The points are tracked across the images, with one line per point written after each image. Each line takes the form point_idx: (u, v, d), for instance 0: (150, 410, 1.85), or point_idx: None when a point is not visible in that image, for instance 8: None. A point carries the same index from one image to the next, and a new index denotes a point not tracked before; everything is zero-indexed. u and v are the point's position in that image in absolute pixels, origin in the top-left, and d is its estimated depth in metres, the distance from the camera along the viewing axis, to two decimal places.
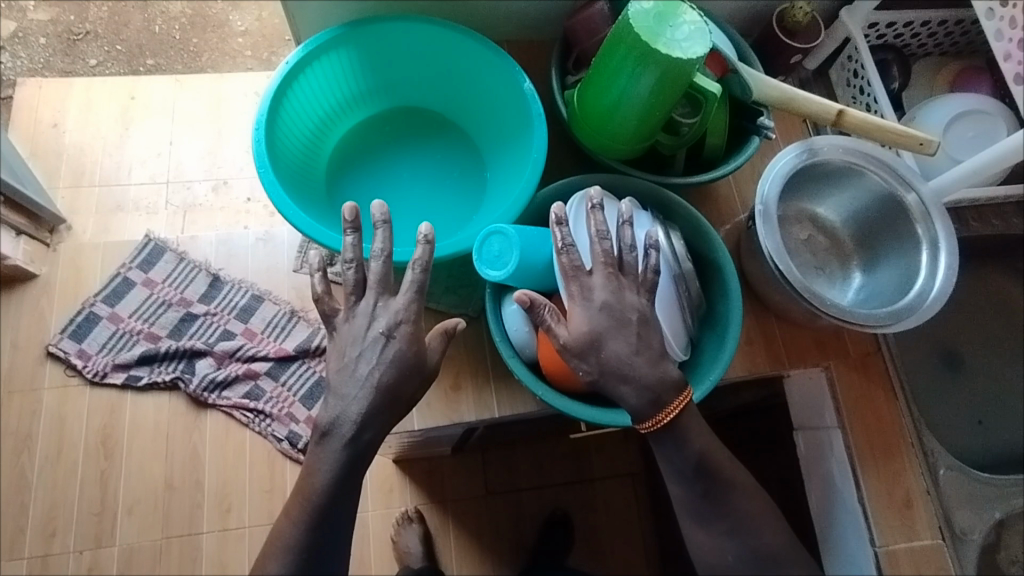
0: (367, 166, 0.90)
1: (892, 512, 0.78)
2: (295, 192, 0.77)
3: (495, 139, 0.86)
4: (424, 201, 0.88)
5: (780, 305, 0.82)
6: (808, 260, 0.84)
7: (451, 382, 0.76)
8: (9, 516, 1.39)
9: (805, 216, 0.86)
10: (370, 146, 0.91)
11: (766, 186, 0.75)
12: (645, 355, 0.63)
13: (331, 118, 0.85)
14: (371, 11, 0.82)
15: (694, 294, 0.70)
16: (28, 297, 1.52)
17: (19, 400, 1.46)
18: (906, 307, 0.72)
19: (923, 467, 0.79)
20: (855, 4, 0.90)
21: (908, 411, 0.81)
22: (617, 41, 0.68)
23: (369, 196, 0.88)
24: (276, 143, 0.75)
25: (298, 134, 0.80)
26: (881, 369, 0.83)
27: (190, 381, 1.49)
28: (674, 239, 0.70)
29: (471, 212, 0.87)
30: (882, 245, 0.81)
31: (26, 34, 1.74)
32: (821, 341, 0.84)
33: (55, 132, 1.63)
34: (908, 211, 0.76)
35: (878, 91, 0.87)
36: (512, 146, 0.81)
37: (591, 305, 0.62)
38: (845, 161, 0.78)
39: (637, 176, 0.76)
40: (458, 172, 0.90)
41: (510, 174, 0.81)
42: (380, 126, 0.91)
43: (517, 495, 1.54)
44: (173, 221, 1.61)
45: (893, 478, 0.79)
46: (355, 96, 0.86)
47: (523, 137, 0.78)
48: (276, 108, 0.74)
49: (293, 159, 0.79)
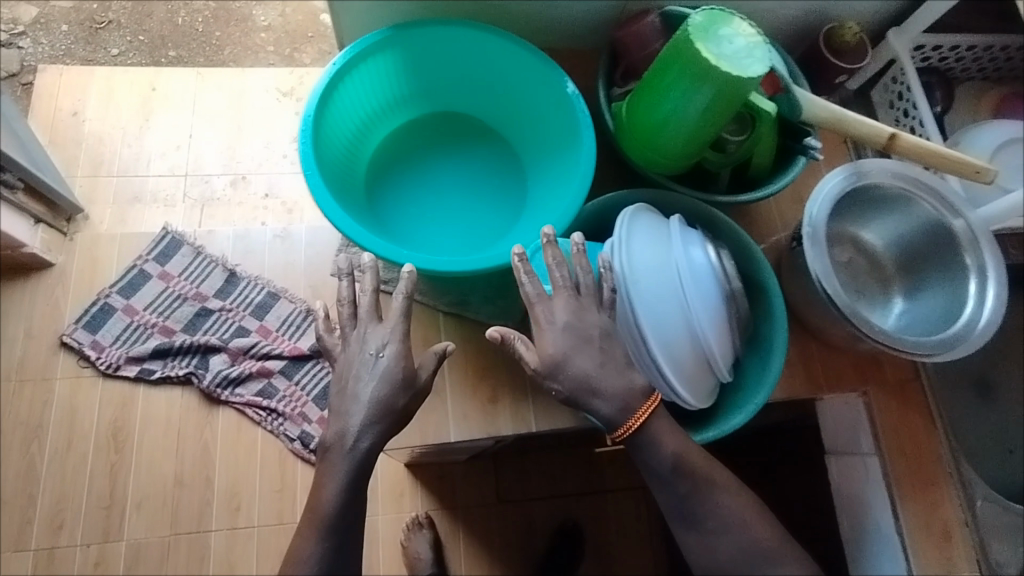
0: (407, 171, 0.89)
1: (930, 543, 0.77)
2: (338, 195, 0.75)
3: (538, 148, 0.85)
4: (464, 209, 0.87)
5: (820, 327, 0.81)
6: (848, 283, 0.83)
7: (487, 395, 0.75)
8: (16, 506, 1.38)
9: (847, 239, 0.85)
10: (409, 150, 0.89)
11: (815, 209, 0.74)
12: (612, 368, 0.62)
13: (371, 121, 0.84)
14: (415, 14, 0.81)
15: (743, 313, 0.69)
16: (43, 286, 1.51)
17: (31, 390, 1.44)
18: (954, 337, 0.71)
19: (961, 498, 0.79)
20: (904, 26, 0.89)
21: (946, 440, 0.80)
22: (673, 56, 0.67)
23: (408, 200, 0.87)
24: (320, 145, 0.74)
25: (342, 135, 0.79)
26: (920, 396, 0.82)
27: (204, 377, 1.47)
28: (724, 257, 0.69)
29: (511, 221, 0.86)
30: (926, 271, 0.80)
31: (49, 20, 1.73)
32: (858, 365, 0.82)
33: (76, 120, 1.62)
34: (957, 239, 0.75)
35: (925, 114, 0.86)
36: (557, 156, 0.80)
37: (551, 328, 0.61)
38: (894, 185, 0.77)
39: (682, 192, 0.75)
40: (499, 179, 0.89)
41: (555, 185, 0.80)
42: (420, 130, 0.90)
43: (528, 504, 1.53)
44: (191, 215, 1.60)
45: (928, 508, 0.78)
46: (397, 99, 0.85)
47: (570, 148, 0.77)
48: (321, 109, 0.73)
49: (335, 161, 0.78)
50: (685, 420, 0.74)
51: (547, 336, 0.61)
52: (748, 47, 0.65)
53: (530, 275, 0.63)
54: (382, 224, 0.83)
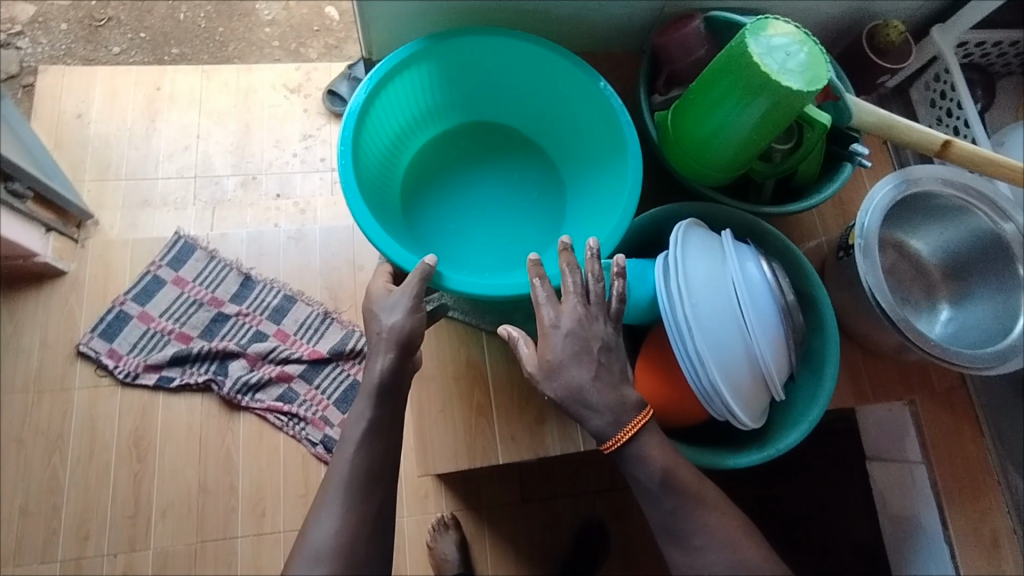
0: (442, 182, 0.88)
1: (980, 551, 0.77)
2: (378, 212, 0.74)
3: (576, 158, 0.85)
4: (501, 222, 0.87)
5: (865, 335, 0.79)
6: (895, 290, 0.82)
7: (534, 415, 0.74)
8: (41, 517, 1.37)
9: (893, 244, 0.83)
10: (444, 160, 0.88)
11: (866, 219, 0.72)
12: (604, 381, 0.61)
13: (408, 131, 0.82)
14: (448, 21, 0.79)
15: (799, 329, 0.68)
16: (56, 294, 1.49)
17: (49, 400, 1.43)
18: (1009, 348, 0.71)
19: (1010, 505, 0.78)
20: (948, 23, 0.86)
21: (993, 446, 0.80)
22: (726, 66, 0.65)
23: (444, 214, 0.87)
24: (358, 159, 0.72)
25: (378, 150, 0.77)
26: (967, 404, 0.81)
27: (223, 384, 1.45)
28: (777, 272, 0.68)
29: (548, 234, 0.85)
30: (975, 278, 0.79)
31: (47, 19, 1.68)
32: (905, 373, 0.81)
33: (80, 123, 1.59)
34: (1009, 246, 0.74)
35: (971, 113, 0.84)
36: (600, 170, 0.79)
37: (556, 333, 0.60)
38: (946, 192, 0.75)
39: (728, 204, 0.74)
40: (535, 191, 0.88)
41: (597, 200, 0.79)
42: (454, 139, 0.88)
43: (552, 502, 1.52)
44: (202, 217, 1.57)
45: (977, 516, 0.78)
46: (433, 108, 0.83)
47: (614, 163, 0.75)
48: (360, 124, 0.70)
49: (373, 175, 0.76)
50: (737, 437, 0.73)
51: (551, 346, 0.61)
52: (800, 50, 0.63)
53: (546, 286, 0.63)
54: (420, 239, 0.83)
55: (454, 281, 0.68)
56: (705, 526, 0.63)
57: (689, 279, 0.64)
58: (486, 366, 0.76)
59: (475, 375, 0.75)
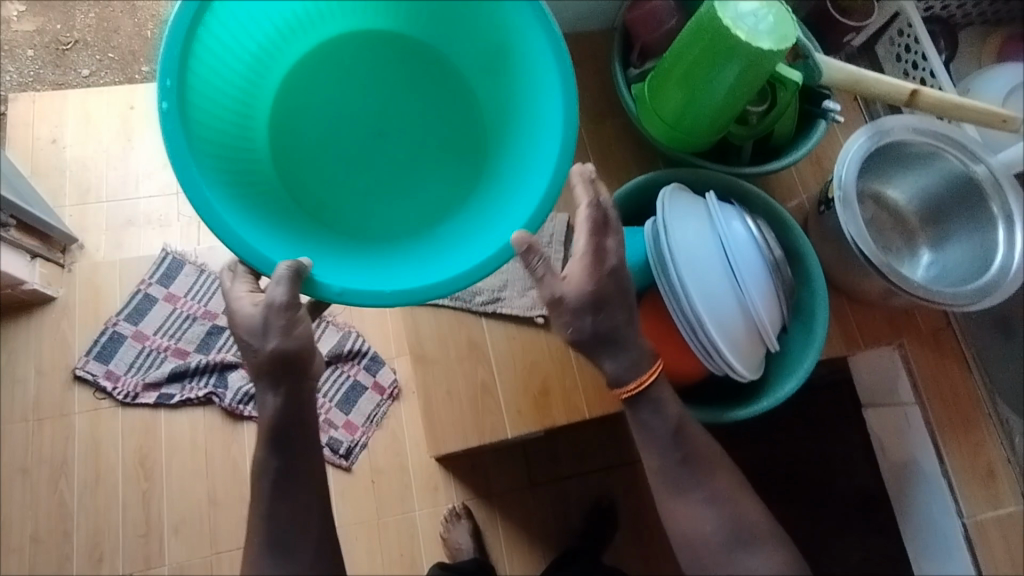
0: (316, 114, 0.84)
1: (976, 482, 0.80)
2: (226, 155, 0.68)
3: (497, 106, 0.81)
4: (381, 168, 0.87)
5: (851, 284, 0.82)
6: (876, 239, 0.85)
7: (539, 388, 0.75)
8: (53, 544, 1.37)
9: (872, 196, 0.86)
10: (324, 91, 0.84)
11: (843, 172, 0.75)
12: (610, 340, 0.63)
13: (266, 53, 0.76)
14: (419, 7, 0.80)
15: (788, 281, 0.70)
16: (47, 321, 1.48)
17: (50, 427, 1.42)
18: (988, 284, 0.73)
19: (1002, 436, 0.81)
20: None
21: (982, 381, 0.83)
22: (697, 34, 0.67)
23: (320, 153, 0.85)
24: (193, 94, 0.63)
25: (229, 60, 0.69)
26: (953, 343, 0.84)
27: (224, 396, 1.46)
28: (762, 228, 0.70)
29: (442, 192, 0.85)
30: (952, 221, 0.82)
31: (12, 46, 1.66)
32: (893, 318, 0.84)
33: (56, 148, 1.58)
34: (981, 187, 0.77)
35: (936, 64, 0.87)
36: (511, 106, 0.77)
37: (564, 288, 0.61)
38: (919, 140, 0.77)
39: (709, 168, 0.76)
40: (428, 137, 0.88)
41: (507, 175, 0.76)
42: (324, 62, 0.83)
43: (561, 484, 1.54)
44: (188, 232, 1.57)
45: (972, 449, 0.81)
46: (293, 24, 0.77)
47: (529, 105, 0.73)
48: (191, 46, 0.62)
49: (223, 108, 0.70)
50: (738, 392, 0.75)
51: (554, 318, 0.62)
52: (768, 12, 0.65)
53: (544, 260, 0.60)
54: (287, 184, 0.80)
55: (341, 284, 0.64)
56: (702, 481, 0.66)
57: (679, 238, 0.67)
58: (489, 345, 0.77)
59: (479, 355, 0.77)
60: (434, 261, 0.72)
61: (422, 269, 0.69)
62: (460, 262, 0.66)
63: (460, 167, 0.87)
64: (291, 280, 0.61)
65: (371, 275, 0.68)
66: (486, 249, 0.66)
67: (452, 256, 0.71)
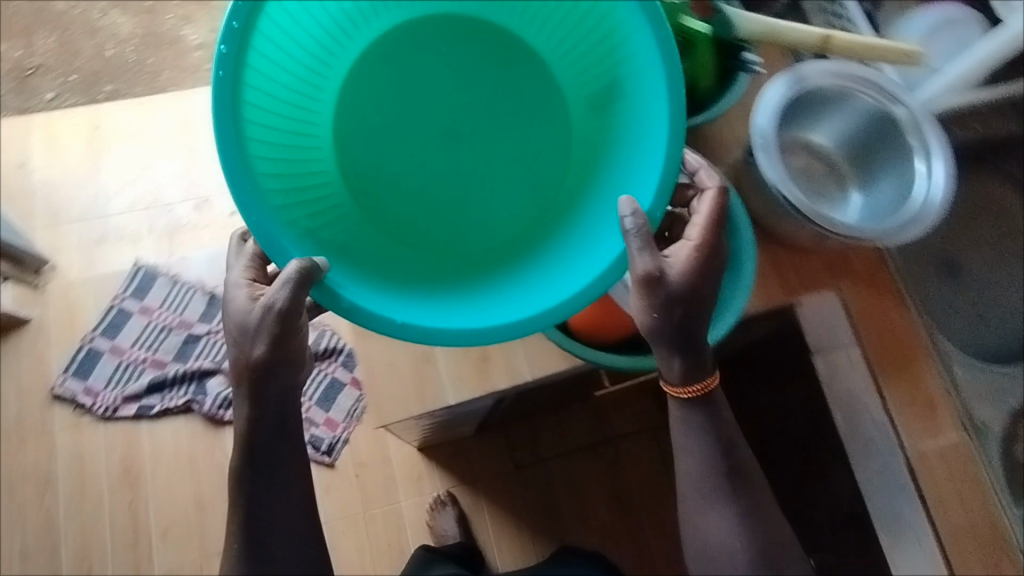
0: (444, 136, 0.71)
1: (917, 416, 0.81)
2: (291, 160, 0.62)
3: (594, 149, 0.68)
4: (505, 215, 0.72)
5: (781, 231, 0.83)
6: (807, 187, 0.86)
7: (479, 353, 0.77)
8: (42, 559, 1.38)
9: (800, 145, 0.88)
10: (390, 82, 0.69)
11: (760, 122, 0.77)
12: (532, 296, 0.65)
13: (347, 38, 0.65)
14: None
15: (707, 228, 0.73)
16: (24, 341, 1.50)
17: (34, 444, 1.44)
18: (908, 217, 0.75)
19: (939, 369, 0.83)
20: None
21: (919, 317, 0.85)
22: None
23: (397, 149, 0.71)
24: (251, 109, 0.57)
25: (307, 54, 0.62)
26: (889, 281, 0.85)
27: (203, 403, 1.47)
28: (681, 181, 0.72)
29: (550, 197, 0.70)
30: (878, 161, 0.83)
31: None
32: (828, 262, 0.85)
33: (21, 171, 1.59)
34: (899, 124, 0.78)
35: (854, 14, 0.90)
36: (623, 147, 0.65)
37: None
38: (835, 84, 0.79)
39: None
40: (513, 188, 0.72)
41: (609, 187, 0.66)
42: (482, 38, 0.70)
43: (543, 464, 1.53)
44: (160, 245, 1.58)
45: (913, 385, 0.82)
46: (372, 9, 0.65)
47: (636, 137, 0.63)
48: (252, 34, 0.56)
49: (289, 111, 0.61)
50: None
51: None
52: None
53: (642, 224, 0.59)
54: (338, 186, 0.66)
55: (354, 296, 0.59)
56: None
57: None
58: None
59: None
60: (507, 297, 0.64)
61: (482, 313, 0.61)
62: (566, 294, 0.62)
63: (556, 169, 0.71)
64: (301, 283, 0.57)
65: (428, 310, 0.61)
66: (592, 253, 0.64)
67: (526, 302, 0.62)
